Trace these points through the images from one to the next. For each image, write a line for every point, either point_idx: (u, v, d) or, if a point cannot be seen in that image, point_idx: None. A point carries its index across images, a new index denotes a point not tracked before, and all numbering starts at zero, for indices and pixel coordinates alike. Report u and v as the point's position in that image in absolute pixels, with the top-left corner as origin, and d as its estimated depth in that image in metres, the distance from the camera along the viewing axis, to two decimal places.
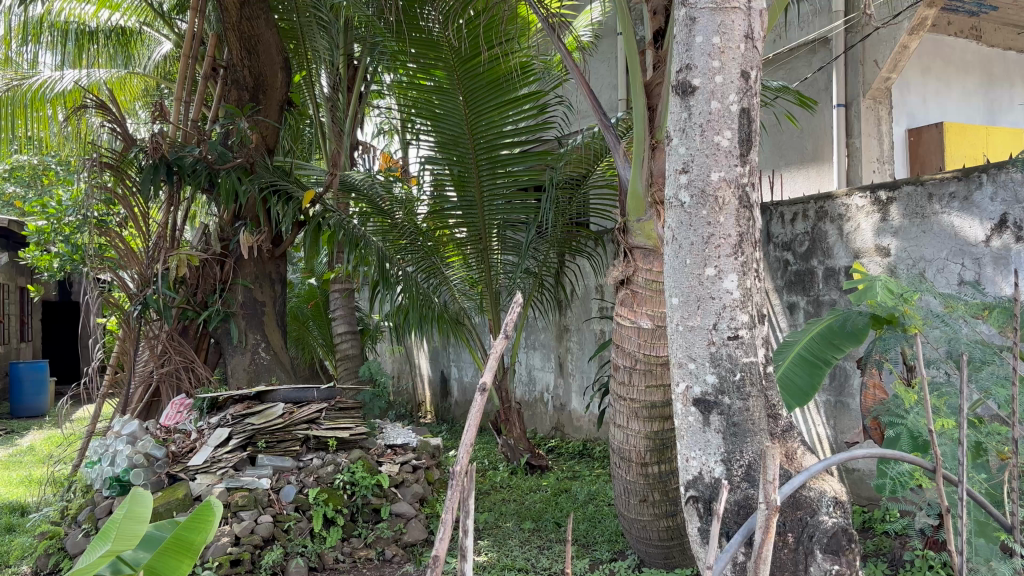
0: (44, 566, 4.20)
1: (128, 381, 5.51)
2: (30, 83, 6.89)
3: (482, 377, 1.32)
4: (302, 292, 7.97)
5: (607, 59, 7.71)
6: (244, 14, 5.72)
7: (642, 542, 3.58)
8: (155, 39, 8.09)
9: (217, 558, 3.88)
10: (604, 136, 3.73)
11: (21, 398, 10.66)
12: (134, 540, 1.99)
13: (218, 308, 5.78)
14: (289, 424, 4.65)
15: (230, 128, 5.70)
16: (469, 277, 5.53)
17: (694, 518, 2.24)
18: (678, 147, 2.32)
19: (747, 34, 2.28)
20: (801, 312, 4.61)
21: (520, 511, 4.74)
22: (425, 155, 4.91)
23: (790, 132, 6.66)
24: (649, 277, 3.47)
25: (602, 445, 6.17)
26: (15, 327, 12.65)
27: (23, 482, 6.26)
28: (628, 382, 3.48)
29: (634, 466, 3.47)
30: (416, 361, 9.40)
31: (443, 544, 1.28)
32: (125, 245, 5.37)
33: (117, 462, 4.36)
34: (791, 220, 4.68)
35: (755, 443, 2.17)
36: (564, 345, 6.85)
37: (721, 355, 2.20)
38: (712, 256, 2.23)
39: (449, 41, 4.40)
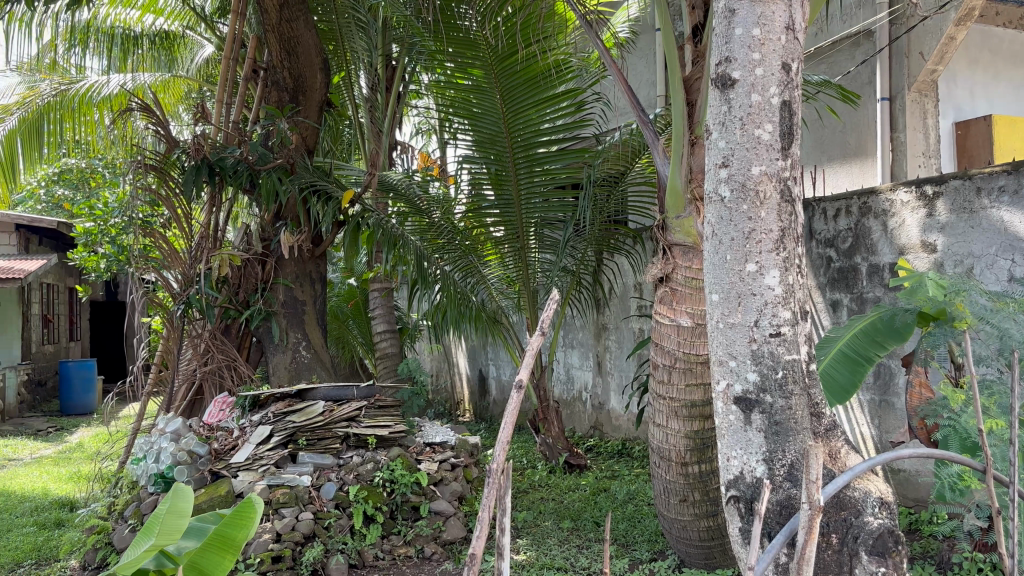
0: (92, 560, 4.27)
1: (172, 379, 5.60)
2: (77, 88, 7.03)
3: (519, 374, 1.31)
4: (342, 292, 8.03)
5: (645, 56, 7.66)
6: (283, 16, 5.78)
7: (683, 543, 3.56)
8: (197, 43, 8.21)
9: (259, 554, 3.92)
10: (643, 132, 3.69)
11: (72, 397, 10.90)
12: (177, 535, 2.01)
13: (260, 307, 5.85)
14: (330, 422, 4.69)
15: (270, 129, 5.77)
16: (507, 276, 5.50)
17: (736, 519, 2.20)
18: (718, 140, 2.29)
19: (788, 25, 2.24)
20: (844, 310, 4.52)
21: (559, 511, 4.72)
22: (463, 154, 4.92)
23: (833, 127, 6.55)
24: (689, 275, 3.43)
25: (641, 445, 6.13)
26: (65, 326, 12.95)
27: (72, 479, 6.41)
28: (668, 380, 3.44)
29: (674, 466, 3.44)
30: (455, 360, 9.43)
31: (480, 542, 1.28)
32: (169, 245, 5.46)
33: (161, 459, 4.43)
34: (834, 216, 4.62)
35: (797, 442, 2.13)
36: (602, 344, 6.82)
37: (763, 353, 2.16)
38: (754, 252, 2.19)
39: (487, 40, 4.39)
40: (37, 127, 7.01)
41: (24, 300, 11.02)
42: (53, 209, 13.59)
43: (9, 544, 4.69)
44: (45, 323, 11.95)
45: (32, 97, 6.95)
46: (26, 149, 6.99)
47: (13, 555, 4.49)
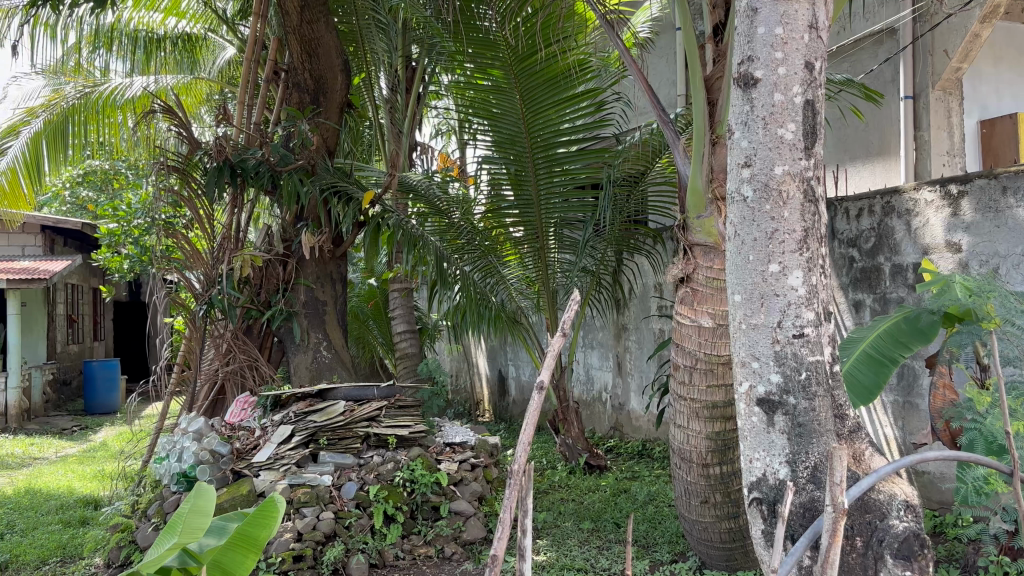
0: (115, 559, 4.31)
1: (194, 379, 5.64)
2: (100, 91, 7.10)
3: (540, 376, 1.31)
4: (363, 292, 8.06)
5: (665, 56, 7.64)
6: (304, 18, 5.79)
7: (704, 544, 3.54)
8: (219, 45, 8.27)
9: (280, 553, 3.94)
10: (663, 132, 3.67)
11: (95, 396, 11.01)
12: (200, 534, 2.03)
13: (281, 307, 5.88)
14: (350, 422, 4.70)
15: (291, 130, 5.80)
16: (526, 277, 5.49)
17: (758, 521, 2.19)
18: (740, 140, 2.27)
19: (811, 24, 2.22)
20: (867, 310, 4.49)
21: (579, 511, 4.72)
22: (483, 154, 4.92)
23: (855, 126, 6.50)
24: (710, 275, 3.41)
25: (662, 445, 6.11)
26: (89, 326, 13.10)
27: (96, 477, 6.48)
28: (689, 381, 3.43)
29: (695, 467, 3.42)
30: (474, 360, 9.44)
31: (501, 544, 1.27)
32: (191, 245, 5.50)
33: (184, 458, 4.46)
34: (856, 215, 4.58)
35: (821, 444, 2.11)
36: (622, 344, 6.80)
37: (787, 354, 2.15)
38: (777, 252, 2.18)
39: (507, 41, 4.38)
40: (62, 130, 7.10)
41: (49, 301, 11.15)
42: (78, 211, 13.77)
43: (35, 541, 4.75)
44: (70, 323, 12.10)
45: (57, 99, 7.03)
46: (51, 150, 7.10)
47: (38, 552, 4.54)
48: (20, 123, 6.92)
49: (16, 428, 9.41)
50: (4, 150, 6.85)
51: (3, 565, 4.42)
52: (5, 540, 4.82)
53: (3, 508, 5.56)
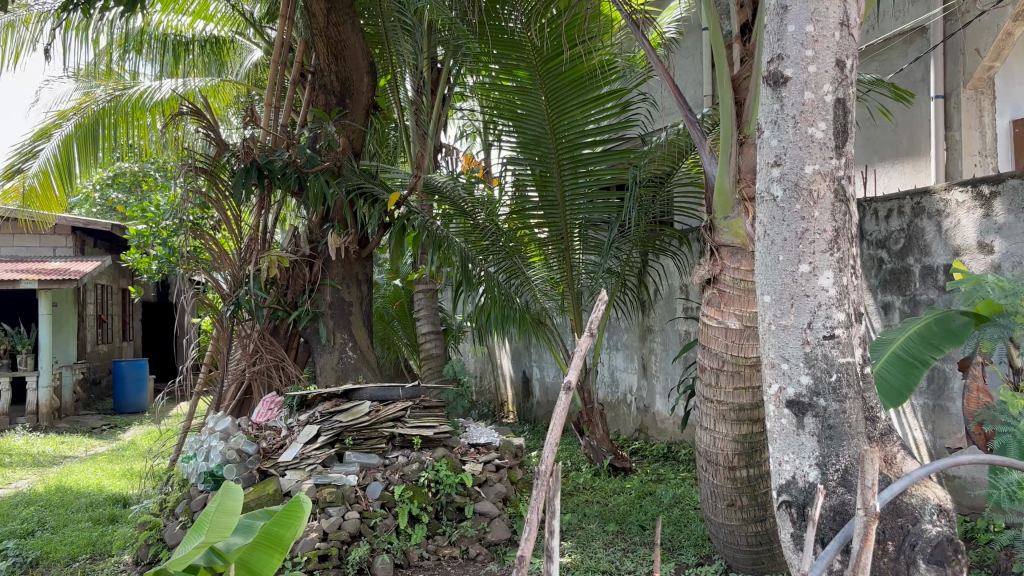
0: (144, 556, 4.35)
1: (222, 379, 5.69)
2: (130, 94, 7.20)
3: (567, 377, 1.30)
4: (388, 293, 8.08)
5: (692, 56, 7.60)
6: (331, 20, 5.81)
7: (731, 548, 3.52)
8: (246, 48, 8.29)
9: (306, 553, 3.96)
10: (690, 133, 3.66)
11: (124, 395, 11.15)
12: (227, 533, 2.05)
13: (307, 308, 5.92)
14: (376, 422, 4.72)
15: (318, 132, 5.83)
16: (551, 278, 5.46)
17: (788, 524, 2.16)
18: (770, 139, 2.25)
19: (842, 21, 2.20)
20: (896, 312, 4.44)
21: (604, 514, 4.70)
22: (507, 156, 4.91)
23: (884, 126, 6.42)
24: (737, 276, 3.38)
25: (687, 448, 6.07)
26: (118, 327, 13.27)
27: (125, 476, 6.56)
28: (715, 383, 3.40)
29: (722, 470, 3.40)
30: (498, 361, 9.45)
31: (528, 544, 1.27)
32: (218, 246, 5.55)
33: (211, 457, 4.49)
34: (885, 216, 4.53)
35: (852, 446, 2.08)
36: (647, 346, 6.77)
37: (817, 356, 2.12)
38: (807, 252, 2.15)
39: (532, 41, 4.38)
40: (92, 132, 7.19)
41: (80, 301, 11.30)
42: (108, 213, 13.99)
43: (65, 538, 4.81)
44: (100, 324, 12.26)
45: (88, 102, 7.13)
46: (83, 153, 7.20)
47: (69, 549, 4.61)
48: (52, 126, 7.05)
49: (48, 426, 9.56)
50: (36, 153, 6.95)
51: (34, 562, 4.49)
52: (37, 536, 4.89)
53: (35, 505, 5.65)
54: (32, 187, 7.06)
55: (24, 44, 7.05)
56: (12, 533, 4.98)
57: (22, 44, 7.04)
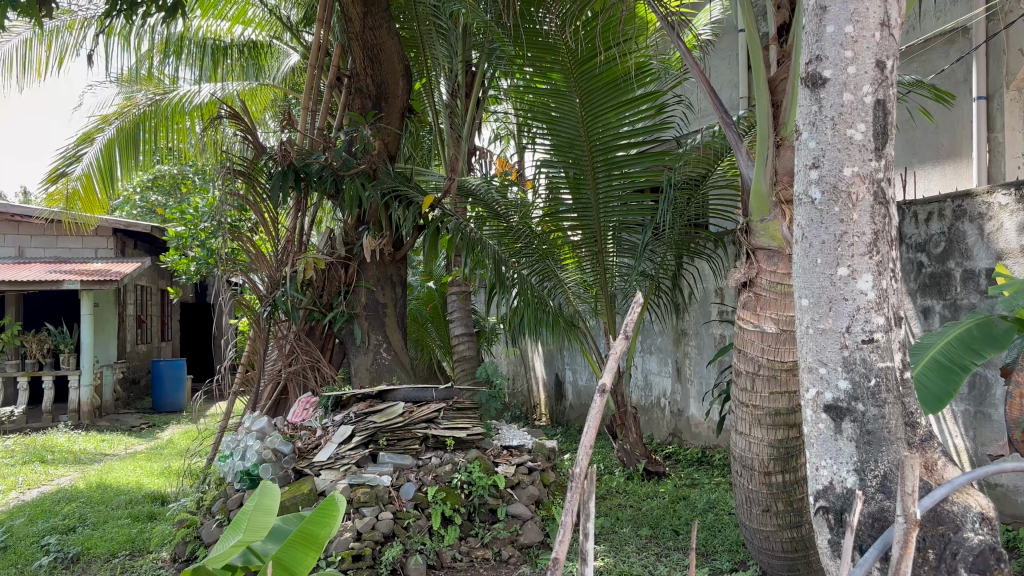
0: (181, 553, 4.42)
1: (259, 379, 5.76)
2: (170, 98, 7.30)
3: (602, 379, 1.28)
4: (421, 295, 8.12)
5: (728, 58, 7.54)
6: (367, 24, 5.83)
7: (765, 554, 3.48)
8: (284, 52, 8.37)
9: (340, 552, 3.98)
10: (726, 134, 3.63)
11: (163, 394, 11.33)
12: (264, 532, 2.08)
13: (343, 309, 5.97)
14: (410, 423, 4.75)
15: (354, 135, 5.87)
16: (584, 280, 5.44)
17: (825, 530, 2.14)
18: (808, 140, 2.23)
19: (883, 21, 2.15)
20: (936, 316, 4.38)
21: (637, 518, 4.67)
22: (541, 159, 4.91)
23: (925, 128, 6.32)
24: (774, 279, 3.34)
25: (722, 453, 6.02)
26: (157, 328, 13.48)
27: (163, 474, 6.67)
28: (751, 388, 3.37)
29: (757, 475, 3.37)
30: (531, 363, 9.45)
31: (562, 547, 1.24)
32: (256, 248, 5.62)
33: (248, 457, 4.54)
34: (925, 219, 4.47)
35: (891, 452, 2.05)
36: (682, 350, 6.73)
37: (856, 360, 2.09)
38: (846, 256, 2.13)
39: (567, 44, 4.39)
40: (133, 136, 7.32)
41: (120, 302, 11.50)
42: (148, 215, 14.22)
43: (106, 534, 4.90)
44: (139, 324, 12.47)
45: (129, 107, 7.24)
46: (124, 157, 7.36)
47: (109, 545, 4.69)
48: (95, 130, 7.19)
49: (89, 425, 9.74)
50: (80, 157, 7.17)
51: (75, 557, 4.58)
52: (79, 532, 4.99)
53: (76, 501, 5.77)
54: (75, 190, 7.30)
55: (67, 49, 7.19)
56: (55, 529, 5.09)
57: (66, 49, 7.17)
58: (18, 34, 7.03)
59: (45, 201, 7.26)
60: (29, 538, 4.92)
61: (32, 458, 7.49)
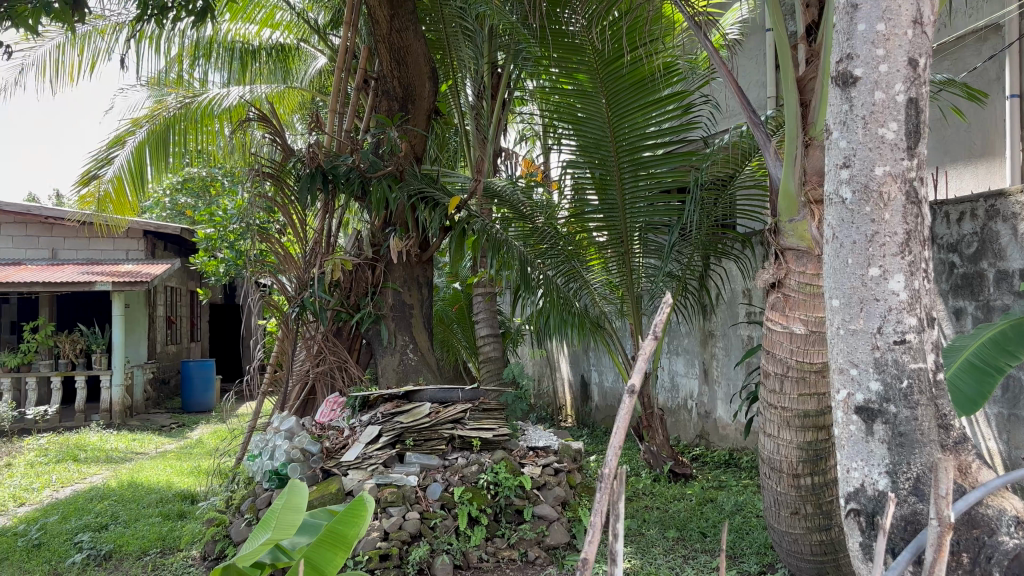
0: (211, 551, 4.46)
1: (287, 379, 5.81)
2: (200, 100, 7.34)
3: (631, 380, 1.27)
4: (448, 296, 8.14)
5: (755, 57, 7.49)
6: (394, 27, 5.88)
7: (794, 556, 3.45)
8: (312, 55, 8.44)
9: (367, 552, 4.00)
10: (754, 134, 3.61)
11: (192, 395, 11.46)
12: (292, 530, 2.10)
13: (369, 310, 6.01)
14: (436, 423, 4.78)
15: (380, 137, 5.90)
16: (610, 281, 5.42)
17: (856, 533, 2.12)
18: (839, 140, 2.21)
19: (916, 18, 2.12)
20: (969, 318, 4.32)
21: (665, 520, 4.66)
22: (567, 159, 4.91)
23: (957, 126, 6.24)
24: (803, 280, 3.32)
25: (749, 455, 5.99)
26: (186, 328, 13.63)
27: (194, 473, 6.74)
28: (780, 390, 3.35)
29: (785, 478, 3.35)
30: (557, 364, 9.45)
31: (592, 547, 1.24)
32: (284, 250, 5.67)
33: (276, 456, 4.58)
34: (957, 219, 4.41)
35: (924, 454, 2.02)
36: (709, 351, 6.69)
37: (887, 361, 2.07)
38: (877, 256, 2.11)
39: (593, 44, 4.38)
40: (164, 139, 7.41)
41: (150, 303, 11.64)
42: (178, 217, 14.40)
43: (137, 532, 4.97)
44: (169, 324, 12.62)
45: (159, 110, 7.33)
46: (154, 159, 7.45)
47: (140, 543, 4.75)
48: (126, 133, 7.31)
49: (120, 424, 9.87)
50: (111, 160, 7.30)
51: (107, 555, 4.64)
52: (111, 530, 5.07)
53: (109, 499, 5.85)
54: (107, 193, 7.41)
55: (100, 54, 7.27)
56: (88, 526, 5.16)
57: (98, 54, 7.25)
58: (51, 39, 7.15)
59: (78, 203, 7.38)
60: (62, 535, 5.00)
61: (66, 456, 7.61)
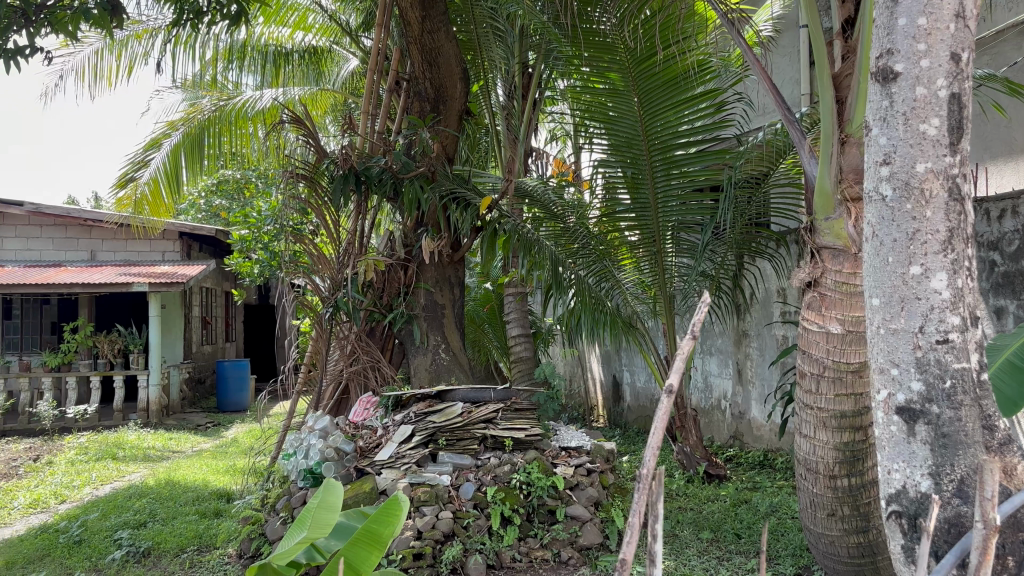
0: (247, 549, 4.51)
1: (321, 378, 5.86)
2: (234, 103, 7.41)
3: (669, 380, 1.25)
4: (479, 296, 8.16)
5: (790, 54, 7.41)
6: (425, 28, 5.89)
7: (831, 559, 3.41)
8: (344, 57, 8.50)
9: (401, 551, 4.03)
10: (789, 131, 3.58)
11: (227, 394, 11.60)
12: (328, 529, 2.10)
13: (402, 310, 6.05)
14: (469, 423, 4.79)
15: (412, 138, 5.92)
16: (642, 281, 5.40)
17: (898, 535, 2.09)
18: (879, 137, 2.18)
19: (958, 12, 2.08)
20: (1010, 317, 4.25)
21: (698, 520, 4.63)
22: (599, 158, 4.91)
23: (997, 122, 6.13)
24: (839, 279, 3.27)
25: (784, 456, 5.93)
26: (221, 328, 13.81)
27: (230, 472, 6.83)
28: (816, 390, 3.31)
29: (822, 479, 3.31)
30: (589, 364, 9.43)
31: (630, 548, 1.22)
32: (317, 250, 5.71)
33: (311, 455, 4.63)
34: (998, 217, 4.34)
35: (968, 456, 1.98)
36: (743, 351, 6.64)
37: (929, 361, 2.03)
38: (919, 254, 2.07)
39: (625, 42, 4.37)
40: (199, 141, 7.50)
41: (186, 303, 11.80)
42: (214, 219, 14.59)
43: (175, 529, 5.04)
44: (205, 325, 12.79)
45: (194, 113, 7.43)
46: (189, 162, 7.55)
47: (178, 540, 4.81)
48: (162, 136, 7.43)
49: (157, 423, 10.02)
50: (148, 163, 7.43)
51: (146, 551, 4.71)
52: (149, 527, 5.15)
53: (147, 497, 5.94)
54: (144, 195, 7.54)
55: (137, 58, 7.39)
56: (127, 523, 5.25)
57: (135, 58, 7.37)
58: (90, 44, 7.28)
59: (115, 206, 7.53)
60: (103, 532, 5.09)
61: (105, 454, 7.75)
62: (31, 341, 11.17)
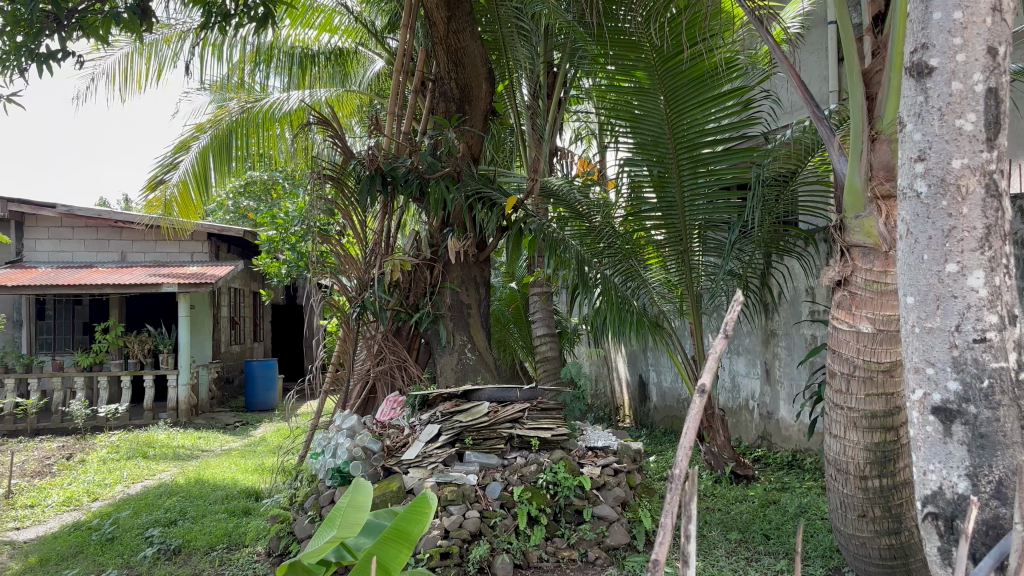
0: (276, 547, 4.54)
1: (348, 378, 5.89)
2: (261, 104, 7.46)
3: (702, 378, 1.23)
4: (504, 296, 8.16)
5: (818, 51, 7.35)
6: (451, 28, 5.93)
7: (862, 561, 3.37)
8: (369, 58, 8.54)
9: (428, 550, 4.03)
10: (818, 128, 3.55)
11: (255, 394, 11.69)
12: (357, 528, 2.11)
13: (428, 310, 6.06)
14: (495, 423, 4.80)
15: (438, 139, 5.92)
16: (668, 280, 5.37)
17: (934, 537, 2.06)
18: (913, 133, 2.15)
19: (994, 6, 2.05)
20: None
21: (726, 521, 4.60)
22: (624, 157, 4.89)
23: None
24: (869, 278, 3.23)
25: (813, 456, 5.87)
26: (249, 328, 13.93)
27: (258, 471, 6.88)
28: (846, 390, 3.27)
29: (852, 480, 3.27)
30: (614, 364, 9.40)
31: (663, 549, 1.20)
32: (344, 251, 5.74)
33: (339, 454, 4.65)
34: None
35: (1007, 457, 1.95)
36: (771, 351, 6.58)
37: (966, 360, 2.00)
38: (955, 251, 2.04)
39: (652, 41, 4.36)
40: (227, 143, 7.57)
41: (215, 304, 11.92)
42: (241, 220, 14.72)
43: (204, 528, 5.08)
44: (233, 325, 12.89)
45: (222, 115, 7.49)
46: (218, 163, 7.61)
47: (208, 539, 4.85)
48: (190, 138, 7.51)
49: (186, 423, 10.12)
50: (177, 165, 7.52)
51: (177, 549, 4.76)
52: (180, 525, 5.20)
53: (177, 495, 6.00)
54: (173, 196, 7.70)
55: (166, 61, 7.47)
56: (158, 521, 5.31)
57: (164, 61, 7.45)
58: (120, 48, 7.38)
59: (146, 208, 7.64)
60: (134, 530, 5.15)
61: (136, 453, 7.83)
62: (63, 341, 11.33)
